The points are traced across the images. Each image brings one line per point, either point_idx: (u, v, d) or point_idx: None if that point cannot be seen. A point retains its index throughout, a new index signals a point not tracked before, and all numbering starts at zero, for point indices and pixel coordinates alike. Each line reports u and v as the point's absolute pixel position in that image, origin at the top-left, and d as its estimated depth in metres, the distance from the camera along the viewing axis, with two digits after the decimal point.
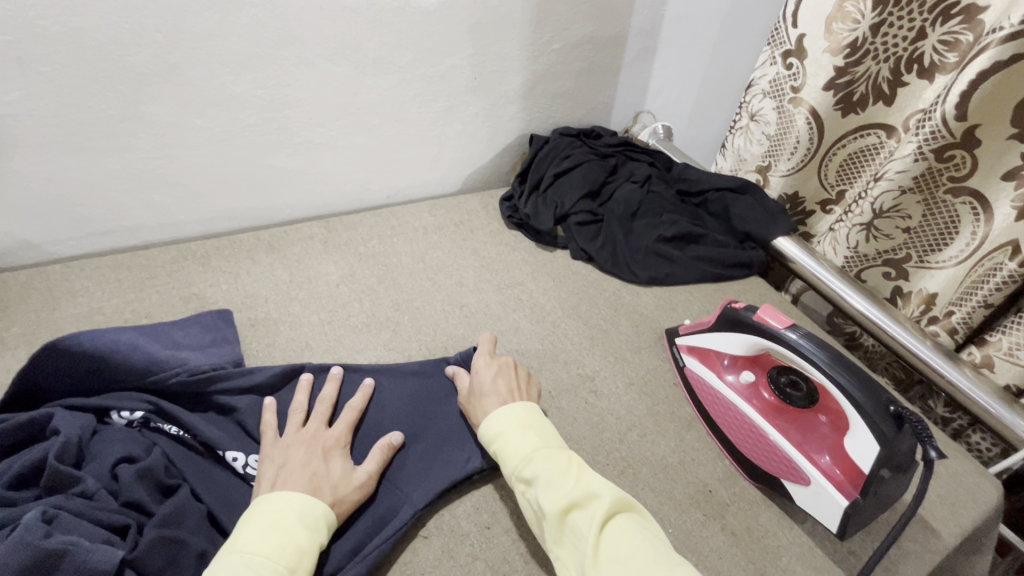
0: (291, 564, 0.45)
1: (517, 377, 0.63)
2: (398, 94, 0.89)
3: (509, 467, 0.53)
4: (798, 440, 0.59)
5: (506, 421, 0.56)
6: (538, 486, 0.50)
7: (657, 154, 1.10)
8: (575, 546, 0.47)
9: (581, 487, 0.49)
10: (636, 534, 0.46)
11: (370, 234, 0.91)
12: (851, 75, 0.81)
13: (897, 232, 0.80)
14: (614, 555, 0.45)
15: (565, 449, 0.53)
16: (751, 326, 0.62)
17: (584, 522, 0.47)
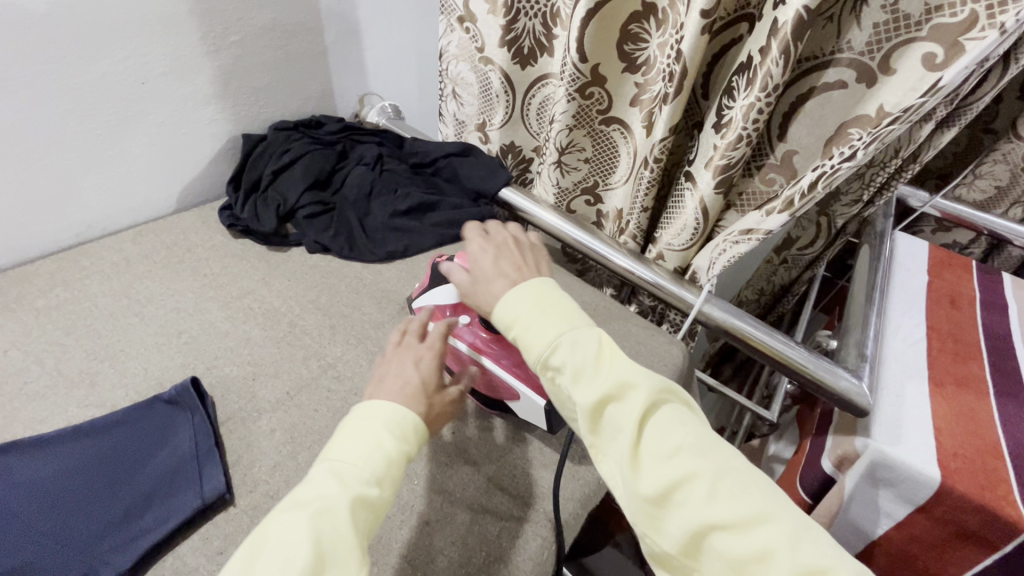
0: (379, 475, 0.46)
1: (520, 257, 0.64)
2: (33, 114, 0.75)
3: (533, 356, 0.54)
4: (507, 363, 0.67)
5: (520, 309, 0.56)
6: (569, 377, 0.51)
7: (384, 133, 1.12)
8: (613, 435, 0.49)
9: (618, 379, 0.50)
10: (677, 427, 0.48)
11: (51, 282, 0.77)
12: (514, 32, 0.86)
13: (581, 164, 0.94)
14: (654, 446, 0.47)
15: (594, 333, 0.54)
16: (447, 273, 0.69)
17: (620, 413, 0.48)
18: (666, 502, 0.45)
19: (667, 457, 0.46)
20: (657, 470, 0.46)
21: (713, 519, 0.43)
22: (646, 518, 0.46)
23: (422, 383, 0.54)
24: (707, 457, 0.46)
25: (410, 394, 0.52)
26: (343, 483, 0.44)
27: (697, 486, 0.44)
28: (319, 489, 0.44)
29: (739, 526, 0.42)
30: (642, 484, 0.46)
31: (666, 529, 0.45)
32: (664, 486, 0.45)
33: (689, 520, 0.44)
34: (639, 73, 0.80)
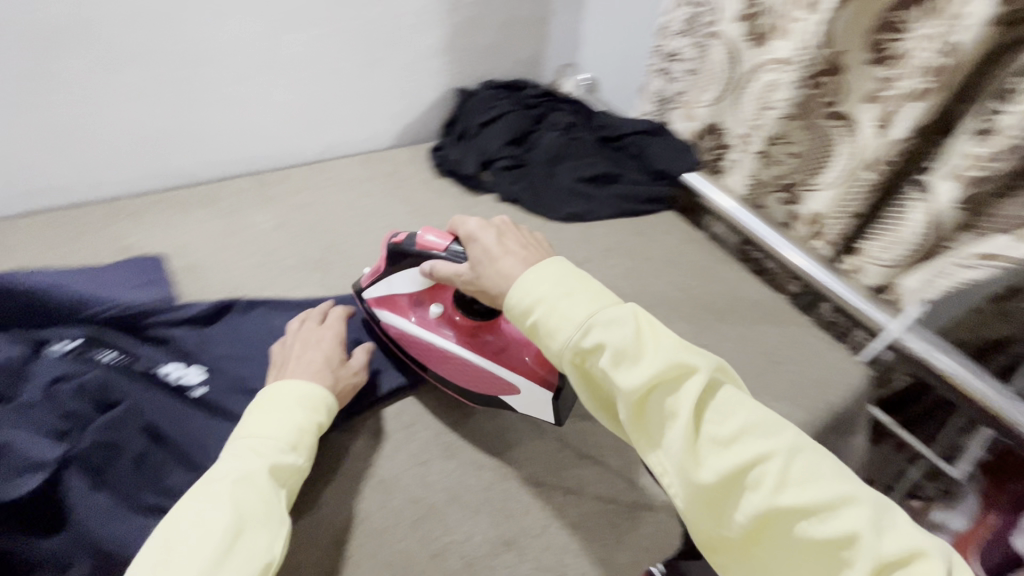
0: (292, 441, 0.50)
1: (520, 236, 0.56)
2: (319, 48, 0.89)
3: (562, 340, 0.47)
4: (491, 350, 0.60)
5: (542, 287, 0.49)
6: (606, 361, 0.45)
7: (580, 104, 1.14)
8: (664, 425, 0.44)
9: (667, 361, 0.44)
10: (737, 409, 0.43)
11: (302, 185, 0.94)
12: (756, 8, 0.86)
13: (788, 158, 0.89)
14: (715, 432, 0.42)
15: (627, 307, 0.47)
16: (416, 256, 0.61)
17: (676, 401, 0.43)
18: (733, 488, 0.41)
19: (729, 442, 0.42)
20: (719, 458, 0.42)
21: (788, 505, 0.39)
22: (706, 509, 0.42)
23: (326, 359, 0.60)
24: (777, 437, 0.42)
25: (315, 371, 0.57)
26: (260, 454, 0.48)
27: (768, 468, 0.41)
28: (233, 463, 0.47)
29: (818, 510, 0.39)
30: (701, 474, 0.41)
31: (731, 519, 0.42)
32: (728, 474, 0.41)
33: (758, 508, 0.40)
34: (884, 66, 0.73)
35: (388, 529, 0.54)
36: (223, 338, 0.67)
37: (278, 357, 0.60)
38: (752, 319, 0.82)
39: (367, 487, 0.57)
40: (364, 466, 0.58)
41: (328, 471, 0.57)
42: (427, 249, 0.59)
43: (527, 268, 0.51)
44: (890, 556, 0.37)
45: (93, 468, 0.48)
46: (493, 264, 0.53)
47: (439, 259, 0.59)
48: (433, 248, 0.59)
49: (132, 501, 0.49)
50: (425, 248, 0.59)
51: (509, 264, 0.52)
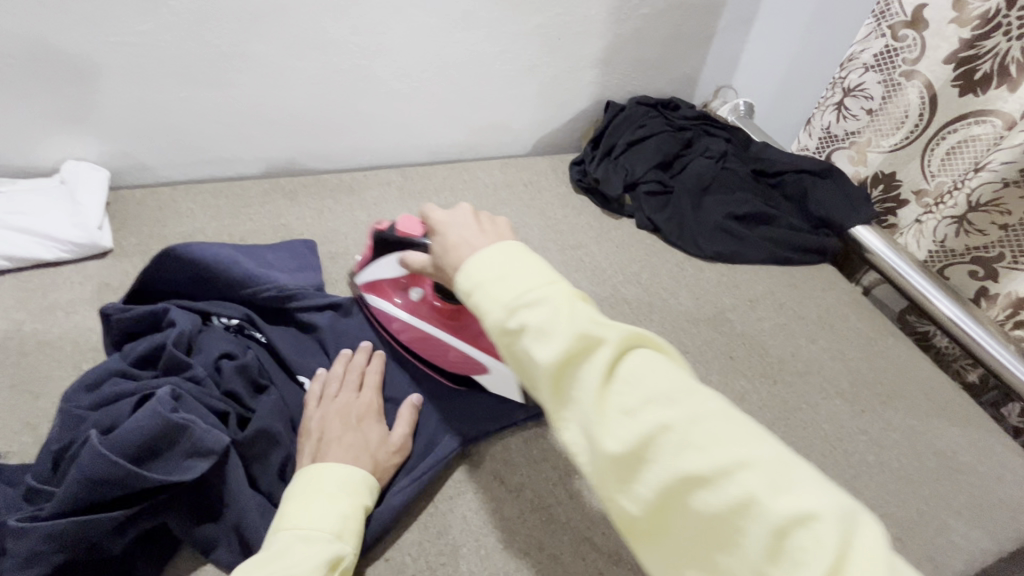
0: (337, 529, 0.45)
1: (480, 224, 0.48)
2: (482, 50, 0.87)
3: (490, 320, 0.40)
4: (464, 331, 0.62)
5: (483, 270, 0.41)
6: (524, 337, 0.38)
7: (736, 131, 1.04)
8: (573, 398, 0.36)
9: (577, 329, 0.37)
10: (649, 375, 0.35)
11: (443, 185, 0.94)
12: (976, 50, 0.72)
13: (992, 228, 0.75)
14: (621, 400, 0.35)
15: (557, 283, 0.40)
16: (396, 242, 0.60)
17: (588, 374, 0.36)
18: (637, 462, 0.34)
19: (633, 411, 0.34)
20: (622, 426, 0.34)
21: (687, 473, 0.32)
22: (610, 483, 0.35)
23: (366, 436, 0.53)
24: (685, 403, 0.34)
25: (355, 450, 0.51)
26: (305, 548, 0.42)
27: (670, 436, 0.33)
28: (276, 558, 0.41)
29: (715, 476, 0.31)
30: (605, 447, 0.34)
31: (631, 492, 0.34)
32: (632, 446, 0.33)
33: (659, 479, 0.33)
34: None
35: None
36: (355, 335, 0.65)
37: (304, 429, 0.53)
38: (926, 412, 0.72)
39: (490, 522, 0.54)
40: (488, 498, 0.56)
41: (454, 495, 0.55)
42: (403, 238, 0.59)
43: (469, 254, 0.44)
44: (785, 522, 0.29)
45: (249, 456, 0.50)
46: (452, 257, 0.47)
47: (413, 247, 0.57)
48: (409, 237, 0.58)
49: (271, 499, 0.50)
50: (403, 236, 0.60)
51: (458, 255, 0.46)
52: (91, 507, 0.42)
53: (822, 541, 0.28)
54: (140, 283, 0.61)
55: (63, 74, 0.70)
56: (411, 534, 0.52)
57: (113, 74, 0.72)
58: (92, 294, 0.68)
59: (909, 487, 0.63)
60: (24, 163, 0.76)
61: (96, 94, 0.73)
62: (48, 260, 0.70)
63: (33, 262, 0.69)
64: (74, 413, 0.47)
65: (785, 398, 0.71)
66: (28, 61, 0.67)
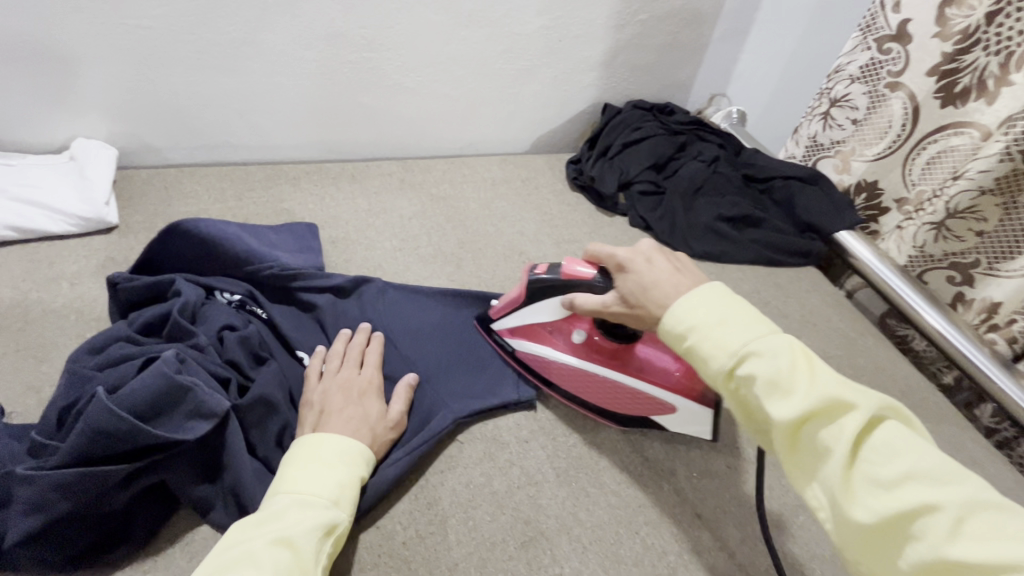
0: (334, 496, 0.46)
1: (673, 259, 0.50)
2: (485, 48, 0.90)
3: (713, 366, 0.42)
4: (636, 370, 0.60)
5: (697, 316, 0.43)
6: (756, 390, 0.39)
7: (728, 136, 1.07)
8: (817, 461, 0.37)
9: (821, 389, 0.37)
10: (905, 449, 0.34)
11: (443, 177, 0.96)
12: (957, 63, 0.75)
13: (969, 234, 0.78)
14: (871, 469, 0.34)
15: (783, 337, 0.40)
16: (563, 285, 0.58)
17: (833, 436, 0.36)
18: (896, 537, 0.33)
19: (890, 485, 0.33)
20: (875, 496, 0.34)
21: (959, 558, 0.30)
22: (863, 552, 0.34)
23: (367, 412, 0.55)
24: (954, 485, 0.32)
25: (356, 423, 0.53)
26: (301, 512, 0.43)
27: (937, 516, 0.31)
28: (272, 521, 0.42)
29: (997, 568, 0.29)
30: (853, 514, 0.34)
31: (892, 569, 0.33)
32: (888, 519, 0.33)
33: (922, 559, 0.31)
34: None
35: (496, 546, 0.52)
36: (354, 315, 0.67)
37: (306, 402, 0.55)
38: None
39: (479, 496, 0.56)
40: (477, 474, 0.57)
41: (444, 469, 0.57)
42: (572, 279, 0.57)
43: (679, 293, 0.46)
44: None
45: (248, 422, 0.51)
46: (657, 295, 0.48)
47: (589, 288, 0.56)
48: (582, 279, 0.57)
49: (267, 465, 0.51)
50: (571, 277, 0.57)
51: (665, 293, 0.47)
52: (93, 461, 0.43)
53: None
54: (145, 256, 0.63)
55: (77, 54, 0.72)
56: (402, 504, 0.54)
57: (124, 56, 0.73)
58: (97, 267, 0.69)
59: None
60: (33, 138, 0.78)
61: (107, 75, 0.75)
62: (55, 233, 0.71)
63: (41, 234, 0.71)
64: (80, 373, 0.49)
65: None
66: (44, 39, 0.69)
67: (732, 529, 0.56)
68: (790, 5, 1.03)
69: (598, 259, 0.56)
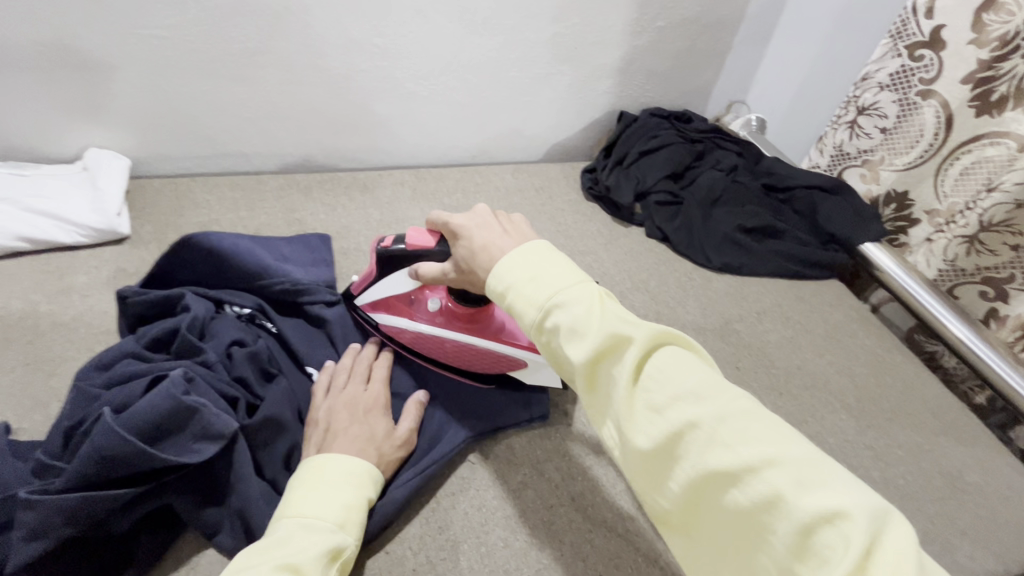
0: (340, 520, 0.44)
1: (499, 223, 0.50)
2: (500, 56, 0.88)
3: (527, 320, 0.41)
4: (492, 333, 0.61)
5: (513, 272, 0.43)
6: (562, 339, 0.39)
7: (747, 145, 1.04)
8: (608, 396, 0.38)
9: (608, 329, 0.38)
10: (675, 374, 0.35)
11: (456, 187, 0.95)
12: (994, 71, 0.72)
13: (1003, 248, 0.74)
14: (648, 397, 0.36)
15: (588, 287, 0.41)
16: (407, 258, 0.57)
17: (619, 373, 0.36)
18: (668, 457, 0.34)
19: (662, 409, 0.35)
20: (652, 423, 0.35)
21: (714, 467, 0.32)
22: (644, 476, 0.36)
23: (373, 431, 0.53)
24: (713, 401, 0.34)
25: (363, 444, 0.51)
26: (308, 537, 0.41)
27: (696, 433, 0.33)
28: (277, 547, 0.40)
29: (741, 472, 0.31)
30: (634, 442, 0.35)
31: (665, 487, 0.35)
32: (661, 442, 0.34)
33: (689, 474, 0.33)
34: None
35: (509, 573, 0.50)
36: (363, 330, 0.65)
37: (312, 420, 0.54)
38: (934, 430, 0.71)
39: (491, 519, 0.54)
40: (490, 496, 0.56)
41: (455, 491, 0.56)
42: (415, 251, 0.56)
43: (504, 254, 0.45)
44: (810, 519, 0.29)
45: (255, 442, 0.50)
46: (484, 259, 0.47)
47: (429, 260, 0.56)
48: (423, 250, 0.55)
49: (274, 487, 0.50)
50: (414, 249, 0.56)
51: (492, 256, 0.46)
52: (99, 484, 0.42)
53: (848, 539, 0.28)
54: (155, 269, 0.62)
55: (94, 65, 0.71)
56: (412, 528, 0.52)
57: (138, 66, 0.73)
58: (109, 279, 0.69)
59: (912, 504, 0.63)
60: (48, 148, 0.78)
61: (119, 85, 0.74)
62: (67, 243, 0.71)
63: (54, 245, 0.70)
64: (87, 391, 0.48)
65: (790, 411, 0.71)
66: (59, 51, 0.69)
67: None
68: (813, 10, 1.01)
69: (439, 230, 0.55)
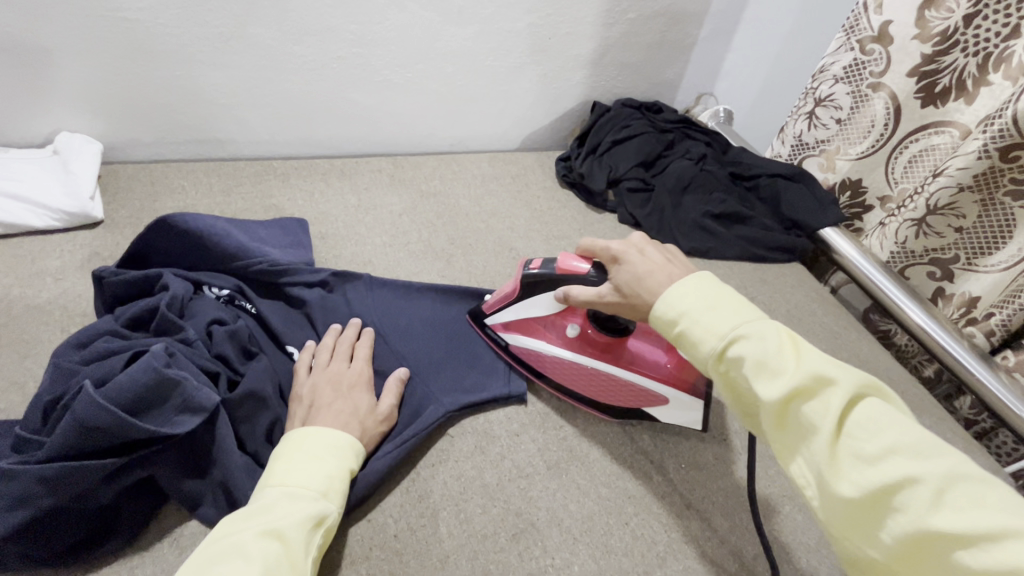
0: (322, 488, 0.46)
1: (666, 252, 0.53)
2: (475, 45, 0.90)
3: (705, 347, 0.44)
4: (627, 363, 0.61)
5: (688, 302, 0.46)
6: (746, 371, 0.40)
7: (715, 135, 1.08)
8: (803, 435, 0.37)
9: (805, 368, 0.38)
10: (888, 425, 0.35)
11: (433, 174, 0.96)
12: (937, 65, 0.77)
13: (949, 230, 0.80)
14: (856, 445, 0.35)
15: (772, 323, 0.42)
16: (556, 279, 0.59)
17: (817, 412, 0.37)
18: (879, 509, 0.33)
19: (874, 459, 0.34)
20: (860, 471, 0.34)
21: (940, 527, 0.30)
22: (849, 528, 0.35)
23: (357, 406, 0.55)
24: (936, 458, 0.33)
25: (346, 419, 0.53)
26: (290, 505, 0.43)
27: (917, 488, 0.32)
28: (260, 514, 0.42)
29: (974, 535, 0.30)
30: (839, 489, 0.35)
31: (875, 542, 0.33)
32: (871, 492, 0.33)
33: (904, 530, 0.32)
34: None
35: (487, 537, 0.53)
36: (343, 311, 0.67)
37: (295, 397, 0.55)
38: None
39: (470, 489, 0.56)
40: (468, 467, 0.58)
41: (435, 463, 0.57)
42: (566, 273, 0.58)
43: (669, 284, 0.48)
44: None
45: (238, 416, 0.51)
46: (650, 282, 0.50)
47: (581, 281, 0.57)
48: (575, 273, 0.58)
49: (256, 460, 0.51)
50: (566, 271, 0.58)
51: (658, 282, 0.49)
52: (80, 455, 0.43)
53: None
54: (131, 250, 0.62)
55: (62, 49, 0.71)
56: (393, 497, 0.54)
57: (110, 51, 0.73)
58: (82, 262, 0.69)
59: None
60: (16, 133, 0.76)
61: (92, 68, 0.73)
62: (38, 227, 0.70)
63: (24, 229, 0.70)
64: (65, 366, 0.48)
65: None
66: (26, 33, 0.68)
67: (720, 519, 0.56)
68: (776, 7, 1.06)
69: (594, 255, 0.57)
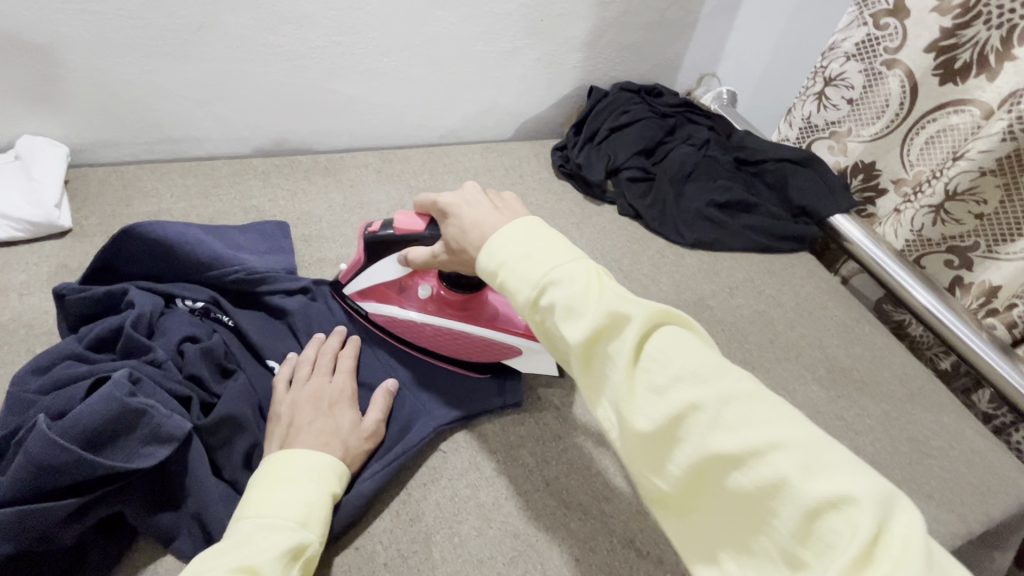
0: (302, 517, 0.42)
1: (490, 202, 0.49)
2: (464, 29, 0.84)
3: (520, 297, 0.41)
4: (486, 321, 0.60)
5: (506, 249, 0.43)
6: (556, 316, 0.39)
7: (719, 119, 1.02)
8: (606, 376, 0.37)
9: (606, 307, 0.38)
10: (677, 354, 0.35)
11: (422, 168, 0.92)
12: (957, 38, 0.71)
13: (968, 217, 0.75)
14: (650, 378, 0.35)
15: (584, 263, 0.41)
16: (397, 241, 0.56)
17: (618, 350, 0.37)
18: (669, 440, 0.34)
19: (663, 390, 0.35)
20: (653, 405, 0.35)
21: (717, 451, 0.32)
22: (643, 460, 0.36)
23: (338, 424, 0.51)
24: (716, 381, 0.34)
25: (326, 438, 0.49)
26: (267, 538, 0.40)
27: (699, 415, 0.33)
28: (234, 549, 0.38)
29: (745, 455, 0.32)
30: (634, 425, 0.35)
31: (664, 472, 0.35)
32: (662, 425, 0.34)
33: (689, 458, 0.33)
34: None
35: (483, 562, 0.49)
36: (327, 320, 0.63)
37: (274, 415, 0.51)
38: (901, 398, 0.73)
39: (464, 509, 0.53)
40: (462, 486, 0.54)
41: (427, 482, 0.54)
42: (405, 234, 0.55)
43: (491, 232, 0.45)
44: (816, 504, 0.29)
45: (211, 443, 0.48)
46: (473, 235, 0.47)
47: (420, 242, 0.55)
48: (413, 233, 0.55)
49: (235, 488, 0.48)
50: (402, 232, 0.55)
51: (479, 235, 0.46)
52: (39, 496, 0.40)
53: (857, 526, 0.28)
54: (97, 264, 0.58)
55: (16, 47, 0.66)
56: (382, 522, 0.51)
57: (72, 49, 0.68)
58: (49, 276, 0.65)
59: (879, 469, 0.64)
60: None
61: (54, 66, 0.69)
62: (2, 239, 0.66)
63: None
64: (22, 399, 0.45)
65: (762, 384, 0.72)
66: None
67: None
68: None
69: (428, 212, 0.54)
